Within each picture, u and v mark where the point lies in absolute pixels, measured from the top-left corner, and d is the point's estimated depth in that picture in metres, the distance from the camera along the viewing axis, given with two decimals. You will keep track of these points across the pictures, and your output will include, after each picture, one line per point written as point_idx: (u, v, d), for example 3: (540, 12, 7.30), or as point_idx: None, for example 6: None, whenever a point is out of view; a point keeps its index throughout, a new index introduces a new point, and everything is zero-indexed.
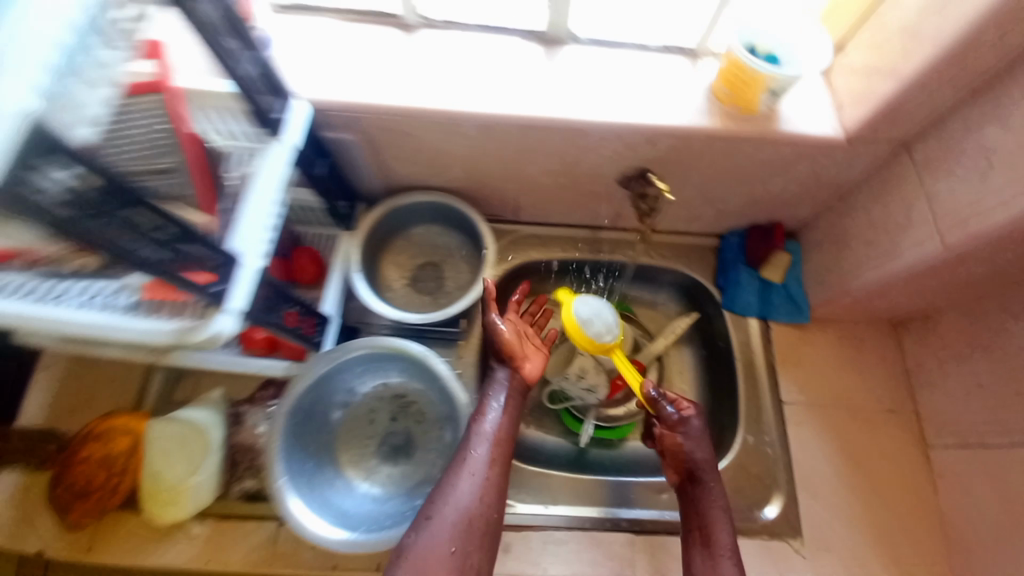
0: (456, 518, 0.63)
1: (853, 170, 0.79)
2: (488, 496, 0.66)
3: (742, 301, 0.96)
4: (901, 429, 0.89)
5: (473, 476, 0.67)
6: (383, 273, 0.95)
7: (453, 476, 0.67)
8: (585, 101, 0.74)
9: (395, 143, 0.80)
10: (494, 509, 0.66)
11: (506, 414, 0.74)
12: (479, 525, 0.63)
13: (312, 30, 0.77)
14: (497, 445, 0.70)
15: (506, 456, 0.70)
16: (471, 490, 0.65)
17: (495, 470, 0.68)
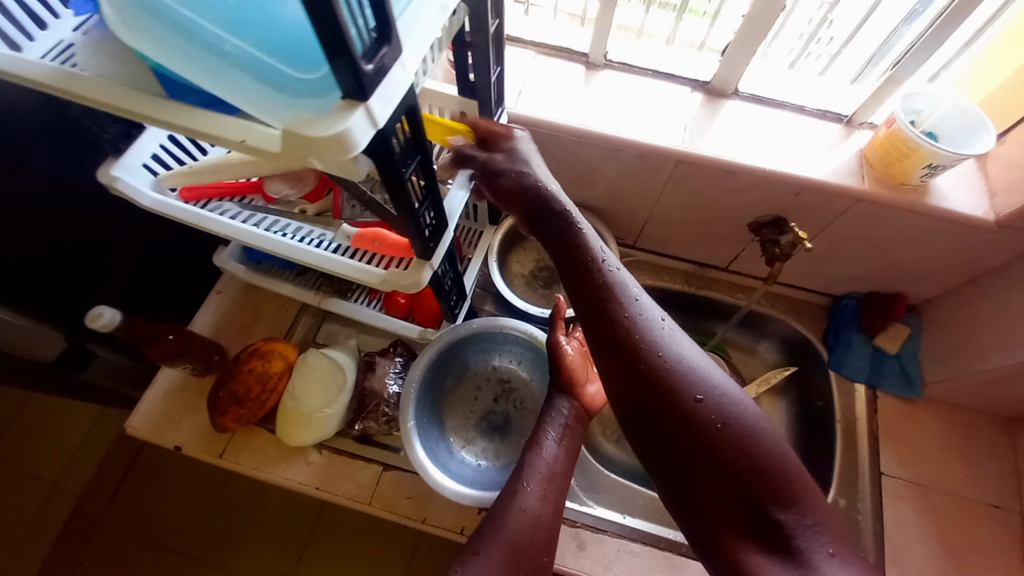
0: (501, 558, 0.65)
1: (995, 254, 0.80)
2: (536, 538, 0.68)
3: (851, 365, 0.96)
4: (1011, 530, 0.84)
5: (524, 514, 0.69)
6: (509, 268, 1.06)
7: (503, 511, 0.69)
8: (739, 147, 0.82)
9: (557, 158, 0.91)
10: (543, 552, 0.68)
11: (562, 454, 0.77)
12: (525, 567, 0.66)
13: (513, 59, 0.92)
14: (551, 481, 0.73)
15: (558, 496, 0.73)
16: (521, 524, 0.68)
17: (545, 509, 0.70)
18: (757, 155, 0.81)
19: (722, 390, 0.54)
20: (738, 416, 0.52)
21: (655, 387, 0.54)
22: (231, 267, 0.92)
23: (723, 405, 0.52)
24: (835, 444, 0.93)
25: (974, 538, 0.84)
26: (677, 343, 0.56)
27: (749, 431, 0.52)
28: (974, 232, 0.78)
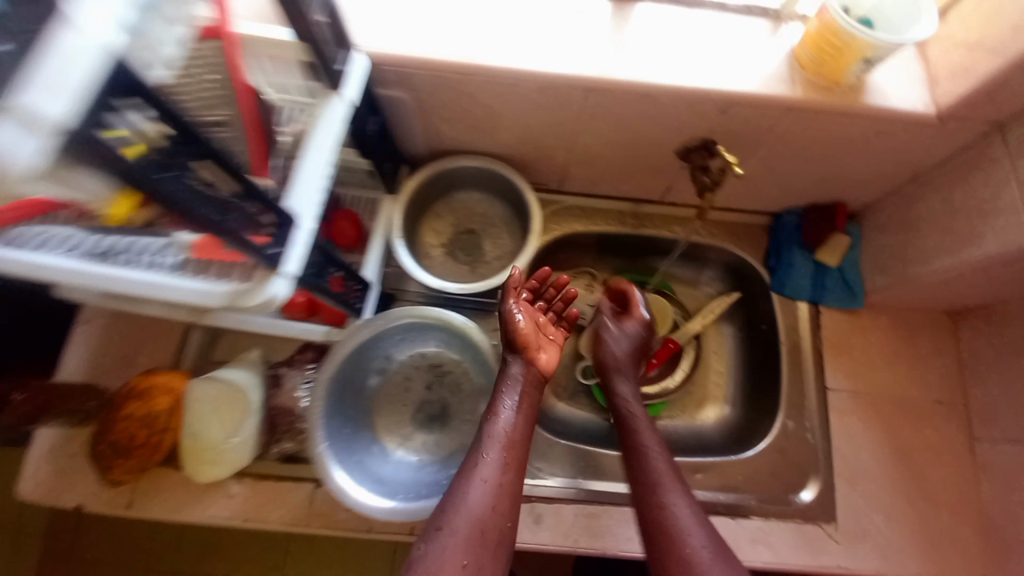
0: (464, 530, 0.62)
1: (934, 150, 0.74)
2: (499, 505, 0.65)
3: (794, 284, 0.93)
4: (951, 423, 0.86)
5: (485, 483, 0.65)
6: (422, 239, 0.93)
7: (462, 482, 0.65)
8: (656, 62, 0.69)
9: (449, 103, 0.76)
10: (507, 519, 0.64)
11: (519, 419, 0.72)
12: (491, 536, 0.63)
13: None
14: (512, 447, 0.69)
15: (520, 461, 0.69)
16: (483, 493, 0.64)
17: (506, 475, 0.67)
18: (677, 70, 0.68)
19: (688, 529, 0.63)
20: (695, 574, 0.60)
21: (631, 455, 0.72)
22: (80, 297, 0.70)
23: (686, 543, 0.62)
24: (782, 368, 0.90)
25: (919, 437, 0.85)
26: (659, 471, 0.69)
27: (705, 565, 0.60)
28: (914, 128, 0.70)
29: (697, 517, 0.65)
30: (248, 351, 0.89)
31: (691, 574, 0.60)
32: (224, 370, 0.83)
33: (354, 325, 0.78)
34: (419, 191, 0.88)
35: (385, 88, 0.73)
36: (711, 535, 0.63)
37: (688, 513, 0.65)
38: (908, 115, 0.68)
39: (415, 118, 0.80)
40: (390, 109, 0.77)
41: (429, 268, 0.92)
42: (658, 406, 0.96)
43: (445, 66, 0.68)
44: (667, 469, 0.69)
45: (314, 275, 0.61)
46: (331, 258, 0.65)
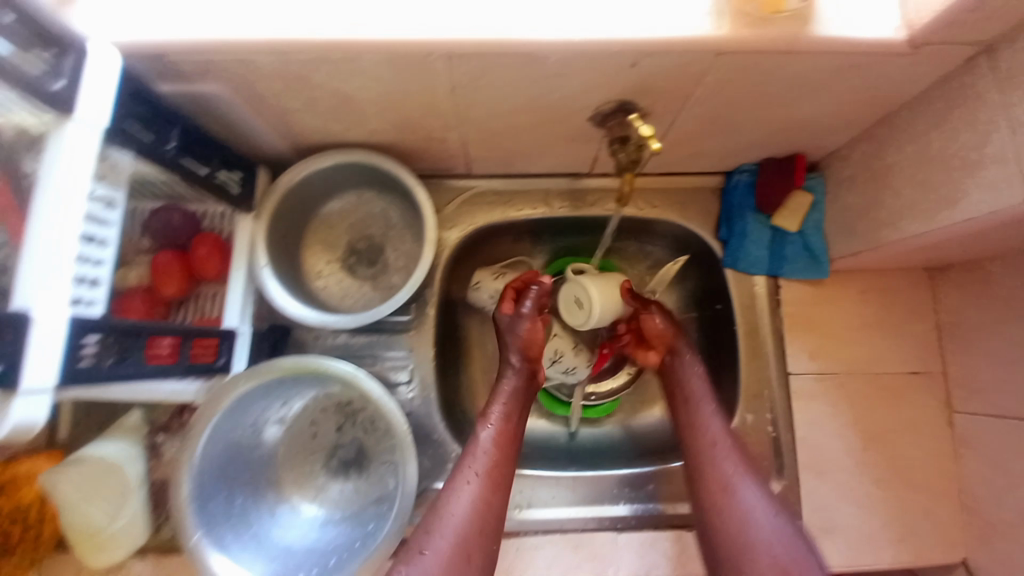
0: (449, 550, 0.58)
1: (907, 85, 0.58)
2: (485, 524, 0.61)
3: (749, 257, 0.80)
4: (927, 394, 0.77)
5: (471, 499, 0.62)
6: (308, 256, 0.78)
7: (450, 495, 0.62)
8: (537, 9, 0.50)
9: (286, 92, 0.58)
10: (490, 538, 0.61)
11: (504, 431, 0.68)
12: (474, 558, 0.59)
13: None
14: (496, 461, 0.65)
15: (503, 482, 0.64)
16: (469, 512, 0.61)
17: (494, 495, 0.63)
18: (567, 17, 0.50)
19: (731, 473, 0.63)
20: (747, 514, 0.60)
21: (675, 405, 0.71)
22: None
23: (733, 484, 0.63)
24: (737, 352, 0.80)
25: (892, 415, 0.77)
26: (706, 420, 0.68)
27: (753, 509, 0.60)
28: (880, 61, 0.54)
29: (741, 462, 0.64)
30: (128, 409, 0.75)
31: (742, 517, 0.60)
32: (94, 444, 0.70)
33: (212, 388, 0.64)
34: (289, 200, 0.72)
35: (195, 82, 0.55)
36: (755, 475, 0.63)
37: (732, 459, 0.64)
38: (873, 46, 0.51)
39: (252, 112, 0.62)
40: (217, 108, 0.59)
41: (321, 290, 0.77)
42: (612, 404, 0.88)
43: (254, 48, 0.50)
44: (718, 424, 0.68)
45: (115, 362, 0.49)
46: (144, 332, 0.52)
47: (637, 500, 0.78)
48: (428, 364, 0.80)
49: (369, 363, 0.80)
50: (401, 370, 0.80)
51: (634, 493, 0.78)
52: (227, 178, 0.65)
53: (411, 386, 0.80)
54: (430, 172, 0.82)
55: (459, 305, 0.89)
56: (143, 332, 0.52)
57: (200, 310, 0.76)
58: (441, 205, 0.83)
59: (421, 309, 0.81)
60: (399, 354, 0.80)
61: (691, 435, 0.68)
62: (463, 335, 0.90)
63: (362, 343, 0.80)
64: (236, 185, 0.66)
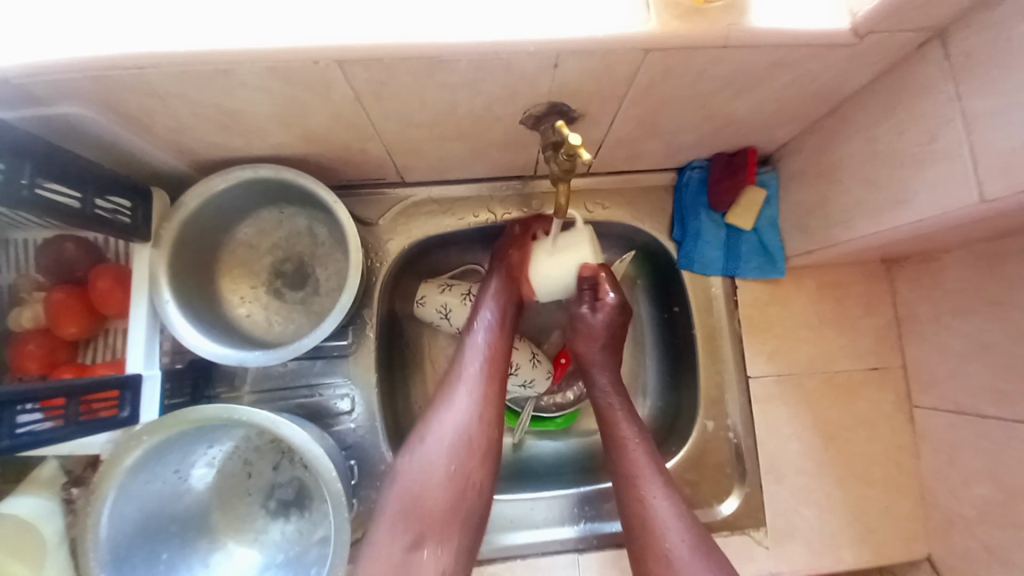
0: (452, 439, 0.58)
1: (855, 74, 0.54)
2: (485, 415, 0.60)
3: (704, 257, 0.76)
4: (886, 389, 0.75)
5: (470, 392, 0.61)
6: (229, 284, 0.71)
7: (449, 392, 0.61)
8: (437, 6, 0.44)
9: (164, 108, 0.51)
10: (494, 427, 0.60)
11: (498, 327, 0.66)
12: (478, 446, 0.58)
13: None
14: (492, 362, 0.63)
15: (500, 378, 0.63)
16: (467, 406, 0.59)
17: (491, 387, 0.61)
18: (472, 15, 0.44)
19: (664, 523, 0.58)
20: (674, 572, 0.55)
21: (609, 453, 0.64)
22: None
23: (664, 538, 0.57)
24: (696, 361, 0.77)
25: (852, 414, 0.75)
26: (641, 467, 0.61)
27: (680, 560, 0.55)
28: (824, 53, 0.49)
29: (677, 509, 0.59)
30: (42, 460, 0.66)
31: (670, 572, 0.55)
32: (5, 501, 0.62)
33: (118, 441, 0.58)
34: (194, 224, 0.65)
35: (51, 104, 0.49)
36: (688, 521, 0.58)
37: (666, 507, 0.59)
38: (815, 37, 0.46)
39: (135, 134, 0.55)
40: (90, 130, 0.53)
41: (245, 321, 0.71)
42: (570, 414, 0.85)
43: (111, 64, 0.44)
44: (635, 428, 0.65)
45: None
46: (14, 403, 0.48)
47: (599, 518, 0.75)
48: (370, 391, 0.75)
49: (306, 394, 0.74)
50: (342, 399, 0.74)
51: (592, 511, 0.75)
52: (114, 209, 0.57)
53: (353, 416, 0.74)
54: (360, 183, 0.75)
55: (404, 321, 0.84)
56: (11, 402, 0.47)
57: (109, 349, 0.68)
58: (375, 217, 0.76)
59: (360, 333, 0.76)
60: (341, 383, 0.75)
61: (628, 486, 0.61)
62: (411, 353, 0.84)
63: (297, 373, 0.74)
64: (125, 213, 0.58)
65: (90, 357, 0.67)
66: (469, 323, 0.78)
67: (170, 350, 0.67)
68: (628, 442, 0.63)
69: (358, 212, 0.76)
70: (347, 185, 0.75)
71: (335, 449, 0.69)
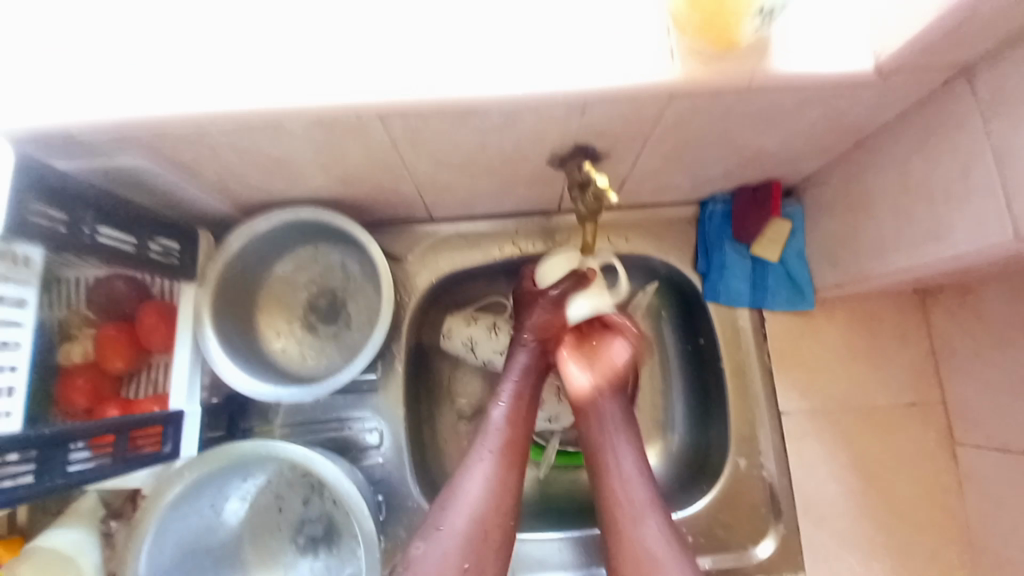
0: (467, 529, 0.57)
1: (880, 111, 0.54)
2: (502, 505, 0.59)
3: (730, 290, 0.76)
4: (926, 425, 0.72)
5: (484, 474, 0.60)
6: (264, 320, 0.74)
7: (467, 473, 0.61)
8: (472, 61, 0.47)
9: (216, 157, 0.55)
10: (509, 518, 0.60)
11: (518, 403, 0.65)
12: (493, 538, 0.58)
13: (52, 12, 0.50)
14: (508, 436, 0.63)
15: (518, 454, 0.62)
16: (480, 488, 0.59)
17: (510, 473, 0.61)
18: (505, 69, 0.47)
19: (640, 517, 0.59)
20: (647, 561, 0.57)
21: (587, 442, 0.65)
22: None
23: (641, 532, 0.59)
24: (725, 394, 0.76)
25: (891, 451, 0.72)
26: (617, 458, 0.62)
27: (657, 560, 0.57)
28: (848, 92, 0.50)
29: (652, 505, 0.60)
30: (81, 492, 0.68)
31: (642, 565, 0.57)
32: (46, 532, 0.64)
33: (162, 475, 0.61)
34: (236, 263, 0.68)
35: (114, 155, 0.52)
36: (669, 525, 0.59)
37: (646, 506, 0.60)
38: (838, 78, 0.48)
39: (187, 181, 0.59)
40: (144, 179, 0.57)
41: (278, 356, 0.73)
42: None
43: (171, 121, 0.47)
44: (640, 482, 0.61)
45: (33, 480, 0.47)
46: (69, 442, 0.50)
47: None
48: (398, 425, 0.75)
49: (336, 427, 0.75)
50: (370, 433, 0.75)
51: None
52: (163, 252, 0.61)
53: (381, 450, 0.75)
54: (392, 220, 0.78)
55: (431, 354, 0.85)
56: (65, 441, 0.49)
57: (151, 383, 0.71)
58: (405, 252, 0.79)
59: (388, 366, 0.77)
60: (369, 416, 0.76)
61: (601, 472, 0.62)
62: (437, 385, 0.85)
63: (328, 406, 0.76)
64: (174, 255, 0.62)
65: (133, 390, 0.70)
66: (496, 356, 0.80)
67: (209, 384, 0.69)
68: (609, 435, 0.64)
69: (389, 247, 0.79)
70: (378, 223, 0.78)
71: (364, 484, 0.69)
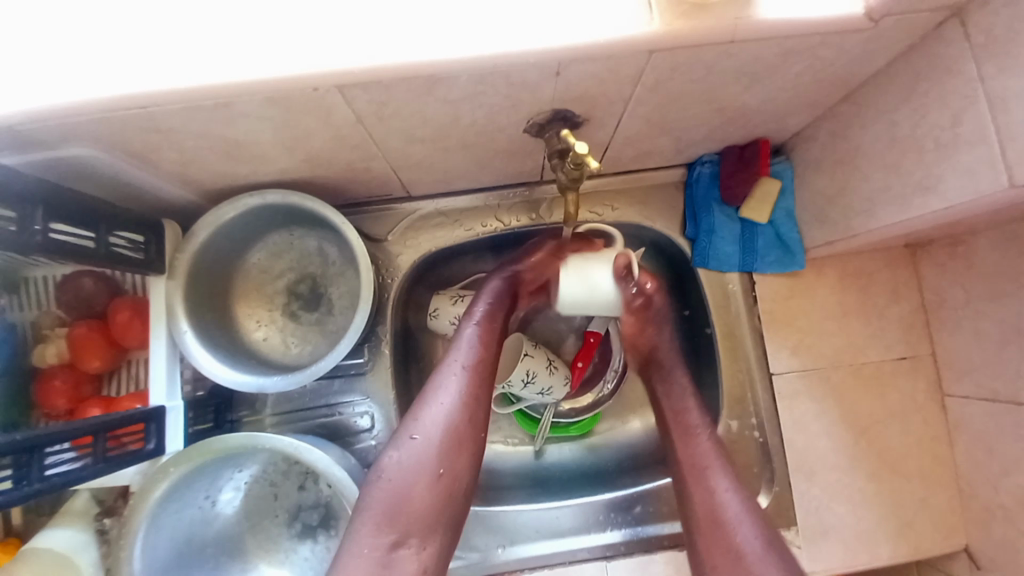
0: (439, 437, 0.56)
1: (869, 59, 0.52)
2: (470, 415, 0.58)
3: (719, 254, 0.74)
4: (915, 378, 0.73)
5: (455, 387, 0.59)
6: (243, 311, 0.72)
7: (437, 384, 0.59)
8: (432, 22, 0.43)
9: (170, 142, 0.51)
10: (478, 425, 0.58)
11: (488, 321, 0.64)
12: (466, 444, 0.57)
13: None
14: (478, 350, 0.61)
15: (487, 366, 0.61)
16: (452, 396, 0.58)
17: (478, 385, 0.59)
18: (470, 28, 0.43)
19: (737, 519, 0.55)
20: (744, 567, 0.53)
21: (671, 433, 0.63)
22: None
23: (733, 529, 0.55)
24: (716, 359, 0.76)
25: (881, 405, 0.73)
26: (709, 458, 0.59)
27: (756, 565, 0.52)
28: (837, 40, 0.47)
29: (748, 505, 0.56)
30: (74, 493, 0.67)
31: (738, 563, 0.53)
32: (42, 535, 0.63)
33: (148, 472, 0.60)
34: (207, 253, 0.65)
35: (58, 146, 0.49)
36: (767, 531, 0.55)
37: (740, 505, 0.56)
38: (828, 26, 0.45)
39: (141, 169, 0.56)
40: (99, 171, 0.54)
41: (260, 347, 0.71)
42: (589, 421, 0.84)
43: (113, 106, 0.44)
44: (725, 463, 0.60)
45: (11, 486, 0.46)
46: (44, 446, 0.49)
47: (627, 523, 0.74)
48: (389, 408, 0.75)
49: (326, 413, 0.75)
50: (362, 416, 0.74)
51: (619, 518, 0.74)
52: (129, 245, 0.58)
53: (374, 433, 0.74)
54: (368, 200, 0.75)
55: (419, 335, 0.83)
56: (40, 445, 0.48)
57: (132, 381, 0.68)
58: (384, 233, 0.76)
59: (375, 350, 0.76)
60: (361, 401, 0.75)
61: (693, 478, 0.59)
62: (429, 366, 0.84)
63: (317, 393, 0.75)
64: (140, 249, 0.59)
65: (115, 389, 0.68)
66: None
67: (192, 378, 0.67)
68: (698, 433, 0.61)
69: (367, 228, 0.76)
70: (353, 204, 0.75)
71: (358, 467, 0.69)
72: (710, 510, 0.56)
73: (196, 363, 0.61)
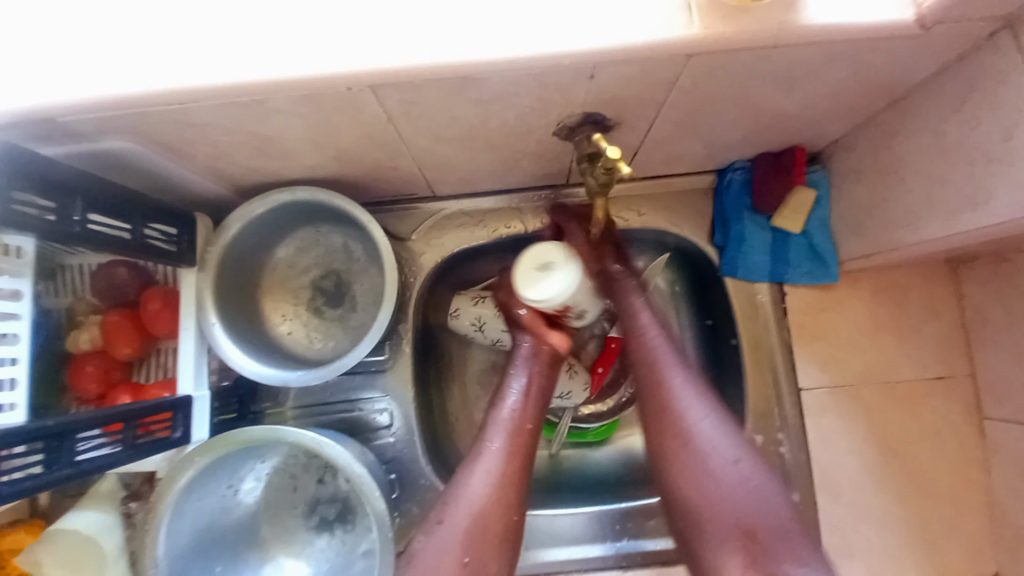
0: (467, 523, 0.56)
1: (917, 66, 0.50)
2: (504, 501, 0.57)
3: (748, 263, 0.72)
4: (951, 399, 0.70)
5: (489, 471, 0.58)
6: (269, 305, 0.73)
7: (467, 467, 0.59)
8: (468, 23, 0.43)
9: (205, 137, 0.52)
10: (512, 510, 0.57)
11: (526, 402, 0.62)
12: (494, 532, 0.56)
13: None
14: (515, 436, 0.60)
15: (524, 454, 0.60)
16: (486, 484, 0.58)
17: (512, 472, 0.58)
18: (504, 29, 0.43)
19: (711, 450, 0.58)
20: (699, 449, 0.58)
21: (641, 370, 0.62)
22: None
23: (710, 462, 0.57)
24: (741, 370, 0.74)
25: (914, 425, 0.70)
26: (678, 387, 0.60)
27: (711, 441, 0.58)
28: (884, 46, 0.46)
29: (721, 431, 0.59)
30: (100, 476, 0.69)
31: (691, 447, 0.58)
32: (67, 517, 0.64)
33: (174, 460, 0.61)
34: (236, 247, 0.66)
35: (99, 139, 0.50)
36: (722, 418, 0.59)
37: (717, 436, 0.58)
38: (875, 31, 0.43)
39: (177, 163, 0.57)
40: (137, 165, 0.56)
41: (284, 342, 0.72)
42: (607, 428, 0.83)
43: (153, 101, 0.45)
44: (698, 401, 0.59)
45: (42, 469, 0.48)
46: (74, 432, 0.50)
47: (644, 534, 0.73)
48: (408, 406, 0.75)
49: (346, 408, 0.75)
50: (381, 413, 0.75)
51: (635, 528, 0.73)
52: (163, 237, 0.59)
53: (392, 430, 0.74)
54: (394, 198, 0.75)
55: (439, 334, 0.83)
56: (70, 431, 0.50)
57: (161, 368, 0.70)
58: (409, 232, 0.77)
59: (396, 347, 0.76)
60: (380, 397, 0.75)
61: (652, 376, 0.61)
62: (447, 365, 0.84)
63: (338, 388, 0.75)
64: (172, 241, 0.60)
65: (143, 376, 0.69)
66: (504, 335, 0.78)
67: (217, 368, 0.69)
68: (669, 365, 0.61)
69: (391, 227, 0.77)
70: (380, 201, 0.76)
71: (376, 464, 0.69)
72: (683, 439, 0.58)
73: (224, 355, 0.62)
